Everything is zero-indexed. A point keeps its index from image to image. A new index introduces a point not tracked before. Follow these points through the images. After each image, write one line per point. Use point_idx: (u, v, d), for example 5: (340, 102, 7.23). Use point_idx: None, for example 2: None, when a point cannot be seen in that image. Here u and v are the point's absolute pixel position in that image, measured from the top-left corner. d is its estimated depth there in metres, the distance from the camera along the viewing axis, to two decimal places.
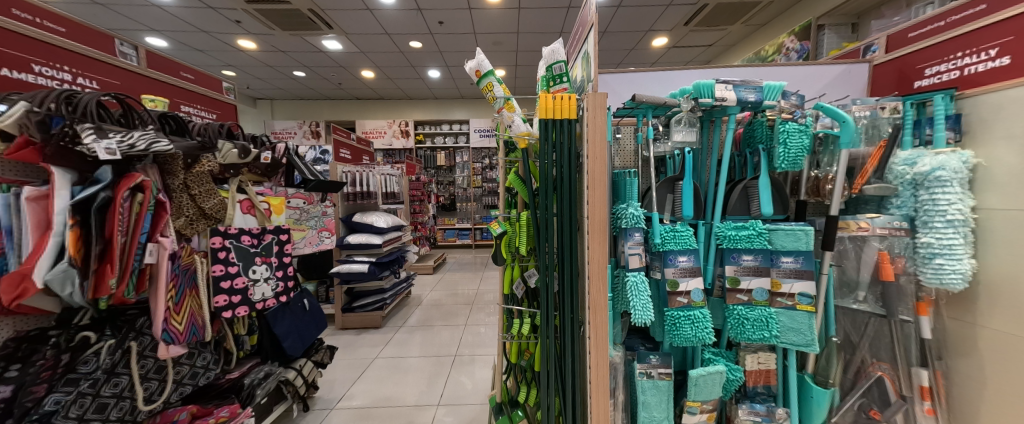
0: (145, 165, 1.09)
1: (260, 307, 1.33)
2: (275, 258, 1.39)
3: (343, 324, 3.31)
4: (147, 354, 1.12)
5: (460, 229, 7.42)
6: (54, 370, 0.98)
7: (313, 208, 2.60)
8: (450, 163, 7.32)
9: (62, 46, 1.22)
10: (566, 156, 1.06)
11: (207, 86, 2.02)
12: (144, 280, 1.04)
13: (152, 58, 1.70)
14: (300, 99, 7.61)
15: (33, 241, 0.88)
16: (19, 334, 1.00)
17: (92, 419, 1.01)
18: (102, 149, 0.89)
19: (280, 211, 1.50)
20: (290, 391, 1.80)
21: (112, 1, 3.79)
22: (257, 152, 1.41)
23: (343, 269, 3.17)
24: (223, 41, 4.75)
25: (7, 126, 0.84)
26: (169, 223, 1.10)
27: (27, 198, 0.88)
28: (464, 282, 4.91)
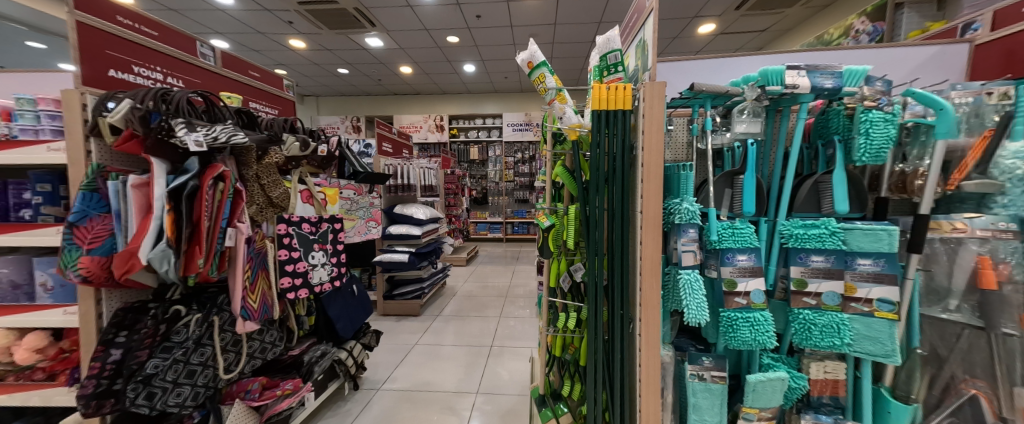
0: (224, 157, 1.19)
1: (317, 290, 1.46)
2: (330, 245, 1.53)
3: (384, 311, 3.49)
4: (227, 328, 1.25)
5: (491, 223, 7.52)
6: (154, 337, 1.12)
7: (362, 199, 2.75)
8: (484, 157, 7.43)
9: (158, 50, 1.37)
10: (619, 148, 1.04)
11: (269, 85, 2.19)
12: (224, 260, 1.14)
13: (227, 58, 1.87)
14: (342, 95, 8.00)
15: (137, 223, 0.99)
16: (126, 304, 1.15)
17: (183, 383, 1.14)
18: (192, 142, 1.00)
19: (334, 200, 1.68)
20: (342, 370, 1.94)
21: (184, 7, 4.16)
22: (315, 146, 1.54)
23: (385, 258, 3.35)
24: (277, 41, 5.09)
25: (115, 121, 0.96)
26: (245, 210, 1.19)
27: (133, 185, 0.99)
28: (495, 275, 4.99)
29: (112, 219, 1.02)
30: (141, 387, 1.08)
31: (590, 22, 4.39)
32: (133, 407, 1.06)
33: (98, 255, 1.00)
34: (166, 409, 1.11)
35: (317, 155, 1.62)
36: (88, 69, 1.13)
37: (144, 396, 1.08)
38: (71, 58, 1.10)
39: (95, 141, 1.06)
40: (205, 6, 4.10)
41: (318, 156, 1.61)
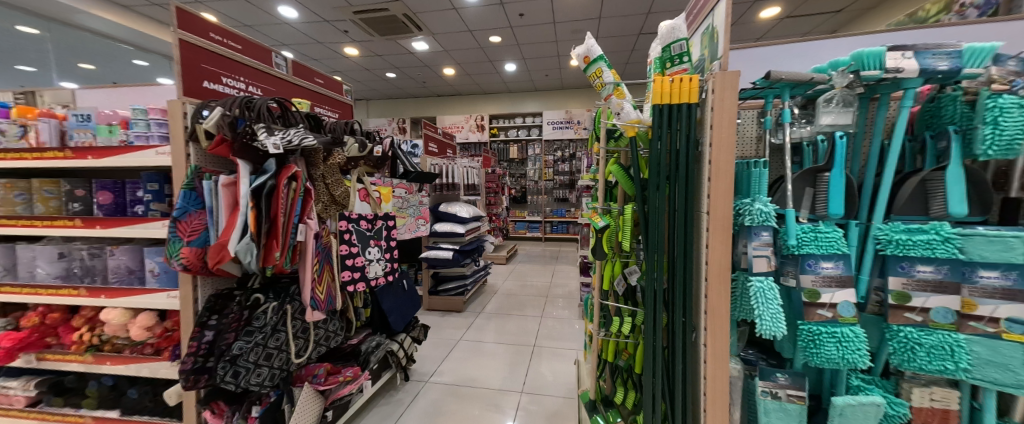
0: (297, 158, 1.28)
1: (373, 284, 1.53)
2: (384, 241, 1.61)
3: (429, 306, 3.63)
4: (297, 316, 1.33)
5: (530, 222, 7.53)
6: (239, 322, 1.24)
7: (412, 197, 2.85)
8: (523, 156, 7.46)
9: (243, 63, 1.52)
10: (683, 144, 0.99)
11: (332, 90, 2.33)
12: (296, 254, 1.23)
13: (297, 67, 2.02)
14: (390, 98, 8.39)
15: (226, 218, 1.10)
16: (218, 292, 1.29)
17: (263, 364, 1.23)
18: (272, 145, 1.08)
19: (387, 199, 1.76)
20: (393, 361, 2.02)
21: (255, 23, 4.58)
22: (371, 147, 1.60)
23: (430, 255, 3.50)
24: (333, 50, 5.44)
25: (210, 127, 1.08)
26: (313, 207, 1.27)
27: (224, 184, 1.10)
28: (534, 274, 4.98)
29: (205, 214, 1.13)
30: (228, 365, 1.18)
31: (636, 14, 4.21)
32: (223, 383, 1.17)
33: (195, 246, 1.12)
34: (248, 387, 1.20)
35: (372, 155, 1.69)
36: (188, 83, 1.28)
37: (231, 375, 1.18)
38: (176, 76, 1.24)
39: (194, 145, 1.19)
40: (273, 20, 4.48)
41: (374, 156, 1.69)
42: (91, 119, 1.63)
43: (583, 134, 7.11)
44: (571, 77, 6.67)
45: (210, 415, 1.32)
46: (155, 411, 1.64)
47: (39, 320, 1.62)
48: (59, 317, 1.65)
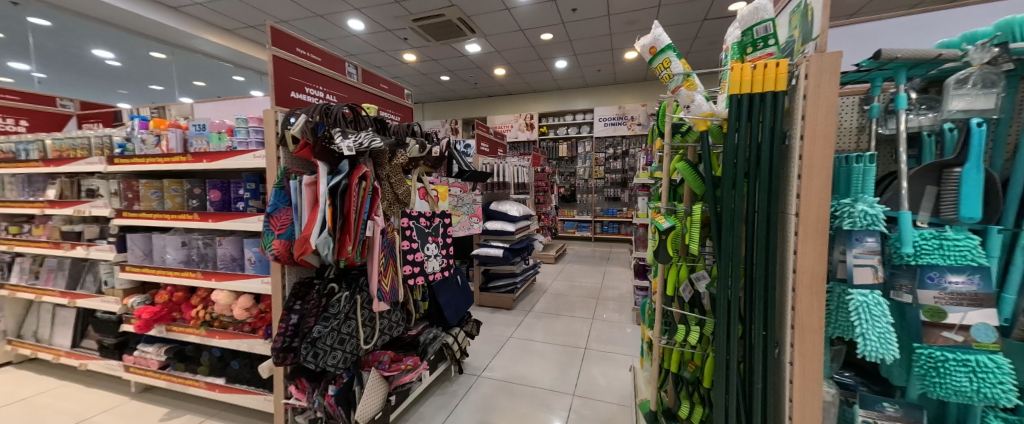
0: (366, 159, 1.36)
1: (431, 278, 1.59)
2: (441, 238, 1.66)
3: (480, 302, 3.80)
4: (365, 305, 1.42)
5: (580, 221, 7.42)
6: (318, 308, 1.35)
7: (467, 196, 2.90)
8: (573, 154, 7.34)
9: (320, 72, 1.71)
10: (768, 137, 0.89)
11: (396, 94, 2.46)
12: (365, 248, 1.30)
13: (366, 75, 2.17)
14: (444, 100, 8.70)
15: (308, 215, 1.20)
16: (301, 279, 1.43)
17: (337, 349, 1.33)
18: (346, 147, 1.16)
19: (444, 197, 1.80)
20: (449, 354, 2.08)
21: (327, 36, 4.99)
22: (431, 148, 1.64)
23: (481, 252, 3.62)
24: (393, 57, 5.74)
25: (296, 133, 1.19)
26: (380, 205, 1.34)
27: (307, 183, 1.20)
28: (584, 275, 4.88)
29: (290, 210, 1.24)
30: (311, 347, 1.31)
31: None
32: (306, 362, 1.30)
33: (284, 239, 1.23)
34: (326, 368, 1.32)
35: (432, 156, 1.73)
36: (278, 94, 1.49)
37: (312, 354, 1.30)
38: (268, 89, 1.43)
39: (283, 150, 1.32)
40: (343, 33, 4.89)
41: (432, 156, 1.72)
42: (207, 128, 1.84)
43: (636, 130, 6.81)
44: (625, 71, 6.41)
45: (295, 390, 1.51)
46: (252, 382, 1.90)
47: (169, 297, 1.92)
48: (180, 295, 1.93)
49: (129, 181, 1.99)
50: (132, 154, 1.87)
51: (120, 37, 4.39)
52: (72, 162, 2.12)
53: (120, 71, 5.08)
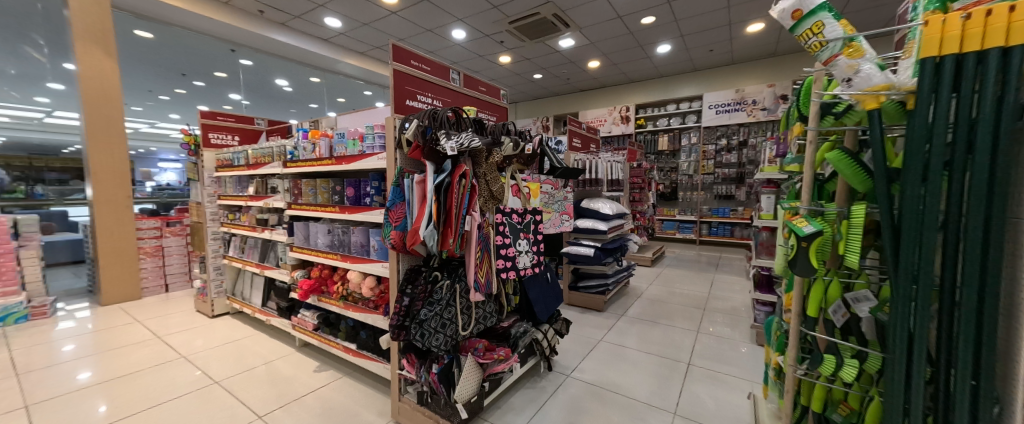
0: (466, 159, 1.59)
1: (522, 273, 1.74)
2: (532, 234, 1.84)
3: (570, 301, 3.76)
4: (464, 295, 1.63)
5: (682, 221, 6.87)
6: (425, 294, 1.62)
7: (557, 193, 2.84)
8: (675, 147, 6.81)
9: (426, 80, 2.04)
10: (994, 114, 0.66)
11: (492, 96, 2.60)
12: (464, 241, 1.54)
13: (469, 79, 2.41)
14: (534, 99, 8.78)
15: (418, 210, 1.50)
16: (411, 267, 1.73)
17: (440, 332, 1.56)
18: (449, 148, 1.42)
19: (536, 194, 1.91)
20: (539, 349, 2.20)
21: (432, 46, 5.43)
22: (526, 146, 1.76)
23: (571, 251, 3.55)
24: (490, 60, 5.94)
25: (410, 136, 1.48)
26: (477, 201, 1.57)
27: (416, 182, 1.50)
28: (686, 281, 4.45)
29: (404, 206, 1.56)
30: (418, 327, 1.55)
31: None
32: (415, 340, 1.52)
33: (399, 230, 1.55)
34: (431, 347, 1.54)
35: (524, 153, 1.81)
36: (397, 103, 1.91)
37: (420, 334, 1.53)
38: (390, 100, 1.83)
39: (400, 152, 1.65)
40: (446, 43, 5.27)
41: (525, 154, 1.79)
42: (345, 137, 2.48)
43: (758, 117, 5.97)
44: (744, 48, 5.59)
45: (407, 363, 1.86)
46: None
47: (319, 274, 2.70)
48: (325, 273, 2.70)
49: (297, 181, 2.84)
50: (300, 159, 2.68)
51: (285, 65, 5.67)
52: (263, 167, 3.07)
53: (291, 95, 6.88)
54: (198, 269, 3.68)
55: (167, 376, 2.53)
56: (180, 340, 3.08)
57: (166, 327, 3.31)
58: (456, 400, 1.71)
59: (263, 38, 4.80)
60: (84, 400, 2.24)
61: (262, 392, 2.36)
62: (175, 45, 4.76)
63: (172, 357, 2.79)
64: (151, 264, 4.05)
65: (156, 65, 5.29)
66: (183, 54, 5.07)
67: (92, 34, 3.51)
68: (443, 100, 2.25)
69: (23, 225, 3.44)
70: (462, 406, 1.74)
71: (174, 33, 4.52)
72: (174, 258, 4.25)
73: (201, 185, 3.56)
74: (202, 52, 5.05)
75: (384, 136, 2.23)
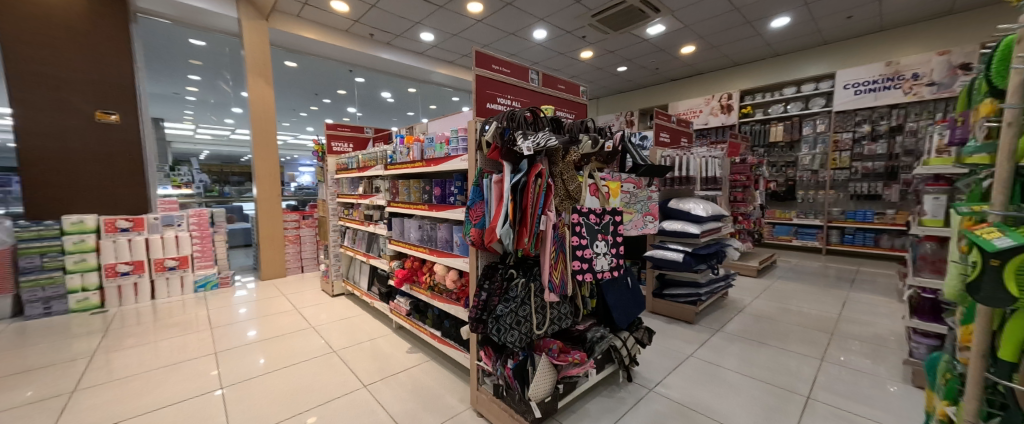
0: (544, 159, 1.75)
1: (599, 275, 1.81)
2: (610, 236, 1.88)
3: (653, 309, 3.56)
4: (538, 294, 1.77)
5: (800, 226, 5.93)
6: (500, 290, 1.80)
7: (641, 193, 2.62)
8: (795, 138, 5.88)
9: (505, 82, 2.24)
10: None
11: (572, 93, 2.70)
12: (539, 241, 1.71)
13: (547, 78, 2.53)
14: (617, 93, 8.42)
15: (495, 208, 1.72)
16: (489, 263, 1.96)
17: (514, 328, 1.70)
18: (525, 147, 1.59)
19: (615, 193, 1.99)
20: (618, 357, 2.14)
21: (515, 49, 5.55)
22: (604, 143, 1.85)
23: (657, 255, 3.32)
24: (572, 57, 5.82)
25: (489, 137, 1.73)
26: (553, 201, 1.72)
27: (495, 181, 1.72)
28: (804, 298, 3.84)
29: (483, 205, 1.81)
30: (495, 323, 1.71)
31: None
32: (492, 334, 1.69)
33: (479, 227, 1.80)
34: (506, 342, 1.70)
35: (603, 151, 1.94)
36: (479, 105, 2.13)
37: (496, 329, 1.70)
38: (472, 102, 2.06)
39: (480, 154, 1.92)
40: (528, 44, 5.32)
41: (604, 152, 1.94)
42: (434, 141, 2.66)
43: (922, 94, 4.77)
44: (900, 8, 4.50)
45: (484, 355, 2.00)
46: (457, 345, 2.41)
47: (411, 264, 3.00)
48: (415, 264, 2.98)
49: (395, 181, 3.19)
50: (399, 162, 3.00)
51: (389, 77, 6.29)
52: (371, 170, 3.49)
53: (395, 106, 7.65)
54: (324, 255, 4.33)
55: (301, 341, 3.10)
56: (310, 312, 3.74)
57: (301, 301, 4.01)
58: (531, 398, 1.75)
59: (375, 58, 5.47)
60: (250, 353, 2.89)
61: (367, 365, 2.74)
62: (306, 68, 5.68)
63: (304, 326, 3.41)
64: (293, 249, 4.88)
65: (300, 88, 6.40)
66: (314, 77, 6.02)
67: (253, 66, 4.34)
68: (523, 101, 2.39)
69: (217, 216, 4.55)
70: (536, 405, 1.78)
71: (311, 61, 5.46)
72: (307, 245, 5.02)
73: (326, 185, 4.17)
74: (326, 74, 5.94)
75: (467, 139, 2.41)
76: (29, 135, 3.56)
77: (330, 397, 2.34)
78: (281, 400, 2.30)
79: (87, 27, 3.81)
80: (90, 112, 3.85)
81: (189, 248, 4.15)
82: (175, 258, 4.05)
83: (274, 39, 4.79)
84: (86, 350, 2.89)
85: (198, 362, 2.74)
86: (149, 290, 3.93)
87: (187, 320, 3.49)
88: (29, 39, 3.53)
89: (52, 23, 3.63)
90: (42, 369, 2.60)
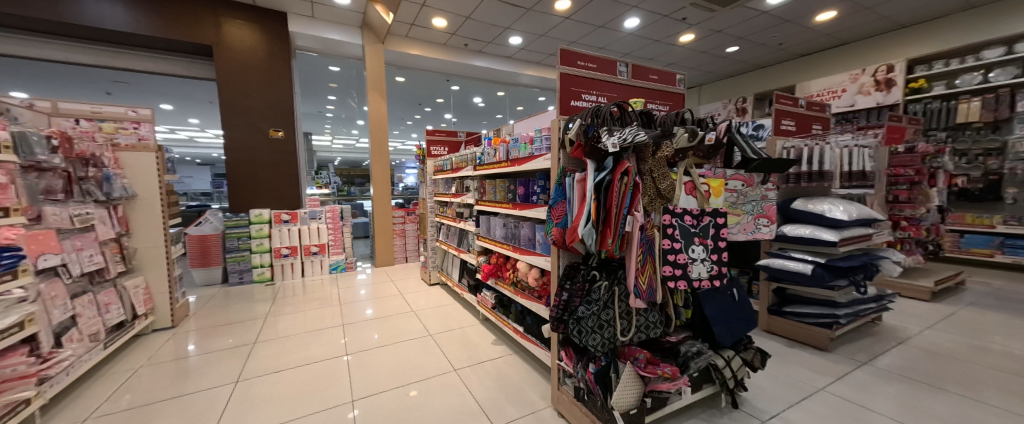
0: (631, 155, 1.70)
1: (695, 283, 1.68)
2: (710, 240, 1.72)
3: (769, 327, 3.04)
4: (623, 298, 1.71)
5: (1009, 236, 4.35)
6: (582, 291, 1.80)
7: (752, 192, 1.96)
8: (1004, 117, 4.31)
9: (590, 78, 2.20)
10: None
11: (666, 83, 2.52)
12: (624, 242, 1.65)
13: (636, 69, 2.39)
14: (727, 78, 7.61)
15: (578, 207, 1.74)
16: (570, 263, 1.97)
17: (597, 332, 1.69)
18: (611, 144, 1.59)
19: (718, 193, 1.78)
20: (718, 378, 1.93)
21: (607, 42, 5.34)
22: (704, 135, 1.72)
23: (774, 264, 2.82)
24: (669, 43, 5.34)
25: (573, 135, 1.75)
26: (640, 201, 1.64)
27: (577, 180, 1.74)
28: (1010, 334, 2.83)
29: (563, 205, 1.84)
30: (577, 324, 1.73)
31: None
32: (573, 335, 1.72)
33: (560, 227, 1.83)
34: (588, 345, 1.70)
35: (703, 145, 1.85)
36: (564, 103, 2.12)
37: (578, 331, 1.72)
38: (556, 102, 2.07)
39: (563, 152, 1.93)
40: (619, 35, 5.07)
41: (704, 146, 1.85)
42: (519, 141, 2.74)
43: None
44: None
45: (565, 356, 2.01)
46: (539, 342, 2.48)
47: (497, 260, 3.15)
48: (500, 260, 3.13)
49: (483, 181, 3.38)
50: (487, 163, 3.17)
51: (487, 82, 6.69)
52: (462, 171, 3.75)
53: (485, 109, 8.07)
54: (424, 248, 4.84)
55: (405, 323, 3.54)
56: (411, 298, 4.23)
57: (405, 288, 4.55)
58: (615, 405, 1.70)
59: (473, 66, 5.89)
60: (366, 329, 3.39)
61: (457, 351, 2.97)
62: (417, 82, 6.43)
63: (407, 310, 3.87)
64: (399, 242, 5.58)
65: (411, 100, 7.27)
66: (424, 89, 6.76)
67: (374, 84, 5.11)
68: (611, 95, 2.30)
69: (345, 212, 5.47)
70: (620, 415, 1.71)
71: (419, 74, 6.14)
72: (411, 238, 5.65)
73: (427, 185, 4.65)
74: (432, 85, 6.63)
75: (549, 137, 2.43)
76: (232, 150, 4.81)
77: (429, 374, 2.63)
78: (389, 372, 2.66)
79: (268, 66, 4.97)
80: (266, 131, 5.01)
81: (326, 236, 5.09)
82: (317, 245, 5.01)
83: (389, 59, 5.55)
84: (260, 313, 3.78)
85: (328, 331, 3.35)
86: (299, 270, 4.95)
87: (322, 296, 4.31)
88: (235, 80, 4.78)
89: (246, 65, 4.84)
90: (234, 324, 3.50)
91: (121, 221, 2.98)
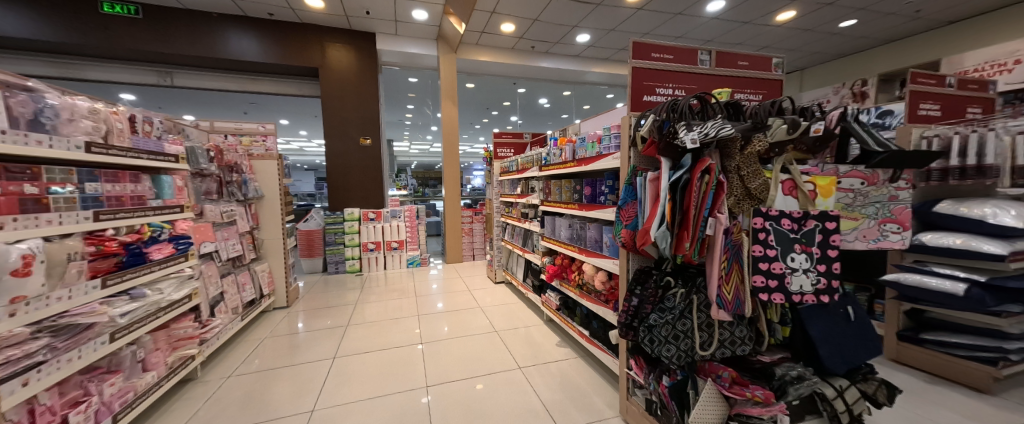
0: (712, 151, 1.50)
1: (796, 299, 1.38)
2: (817, 248, 1.40)
3: (898, 356, 2.45)
4: (703, 308, 1.51)
5: None
6: (654, 296, 1.65)
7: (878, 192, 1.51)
8: None
9: (665, 70, 2.00)
10: None
11: (759, 69, 2.19)
12: (704, 247, 1.46)
13: (721, 56, 2.12)
14: (844, 56, 6.47)
15: (649, 207, 1.60)
16: (641, 268, 1.84)
17: (671, 343, 1.52)
18: (689, 139, 1.43)
19: (829, 192, 1.42)
20: (827, 411, 1.51)
21: (687, 30, 4.90)
22: (807, 125, 1.42)
23: (906, 280, 2.27)
24: (763, 23, 4.71)
25: (646, 131, 1.60)
26: (725, 201, 1.44)
27: (650, 180, 1.59)
28: None
29: (635, 205, 1.71)
30: (647, 333, 1.57)
31: None
32: (642, 343, 1.57)
33: (630, 229, 1.71)
34: (661, 356, 1.54)
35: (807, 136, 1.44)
36: (635, 100, 1.98)
37: (649, 339, 1.55)
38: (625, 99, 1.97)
39: (634, 150, 1.80)
40: (701, 21, 4.61)
41: (808, 138, 1.44)
42: (586, 139, 2.63)
43: None
44: None
45: (634, 365, 1.85)
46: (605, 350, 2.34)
47: (562, 261, 3.07)
48: (565, 261, 3.04)
49: (548, 181, 3.31)
50: (552, 163, 3.10)
51: (557, 82, 6.62)
52: (527, 171, 3.74)
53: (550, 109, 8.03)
54: (490, 246, 4.94)
55: (472, 318, 3.63)
56: (477, 294, 4.34)
57: (473, 285, 4.69)
58: None
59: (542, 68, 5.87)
60: (437, 321, 3.56)
61: (522, 349, 2.94)
62: (488, 87, 6.63)
63: (474, 305, 3.98)
64: (469, 240, 5.78)
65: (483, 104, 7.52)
66: (495, 93, 6.94)
67: (447, 91, 5.39)
68: (691, 87, 2.07)
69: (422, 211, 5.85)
70: None
71: (490, 80, 6.31)
72: (478, 237, 5.81)
73: (494, 186, 4.75)
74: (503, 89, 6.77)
75: (618, 135, 2.27)
76: (330, 157, 5.45)
77: (494, 370, 2.64)
78: (455, 363, 2.74)
79: (360, 82, 5.55)
80: (357, 139, 5.60)
81: (404, 234, 5.50)
82: (397, 241, 5.44)
83: (461, 67, 5.82)
84: (349, 300, 4.21)
85: (404, 321, 3.58)
86: (381, 263, 5.41)
87: (399, 287, 4.65)
88: (334, 96, 5.42)
89: (342, 82, 5.46)
90: (330, 308, 3.95)
91: (252, 216, 3.56)
